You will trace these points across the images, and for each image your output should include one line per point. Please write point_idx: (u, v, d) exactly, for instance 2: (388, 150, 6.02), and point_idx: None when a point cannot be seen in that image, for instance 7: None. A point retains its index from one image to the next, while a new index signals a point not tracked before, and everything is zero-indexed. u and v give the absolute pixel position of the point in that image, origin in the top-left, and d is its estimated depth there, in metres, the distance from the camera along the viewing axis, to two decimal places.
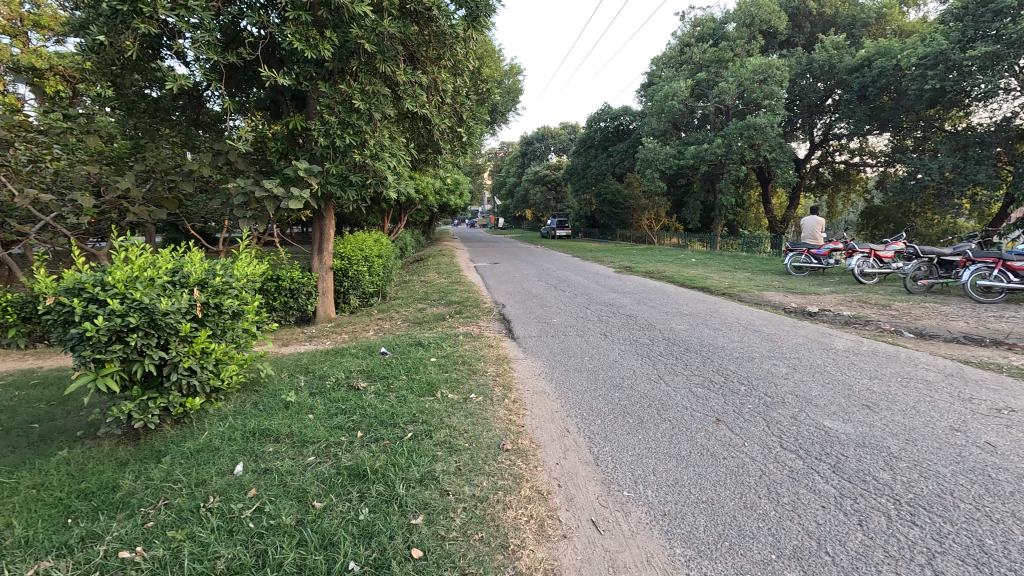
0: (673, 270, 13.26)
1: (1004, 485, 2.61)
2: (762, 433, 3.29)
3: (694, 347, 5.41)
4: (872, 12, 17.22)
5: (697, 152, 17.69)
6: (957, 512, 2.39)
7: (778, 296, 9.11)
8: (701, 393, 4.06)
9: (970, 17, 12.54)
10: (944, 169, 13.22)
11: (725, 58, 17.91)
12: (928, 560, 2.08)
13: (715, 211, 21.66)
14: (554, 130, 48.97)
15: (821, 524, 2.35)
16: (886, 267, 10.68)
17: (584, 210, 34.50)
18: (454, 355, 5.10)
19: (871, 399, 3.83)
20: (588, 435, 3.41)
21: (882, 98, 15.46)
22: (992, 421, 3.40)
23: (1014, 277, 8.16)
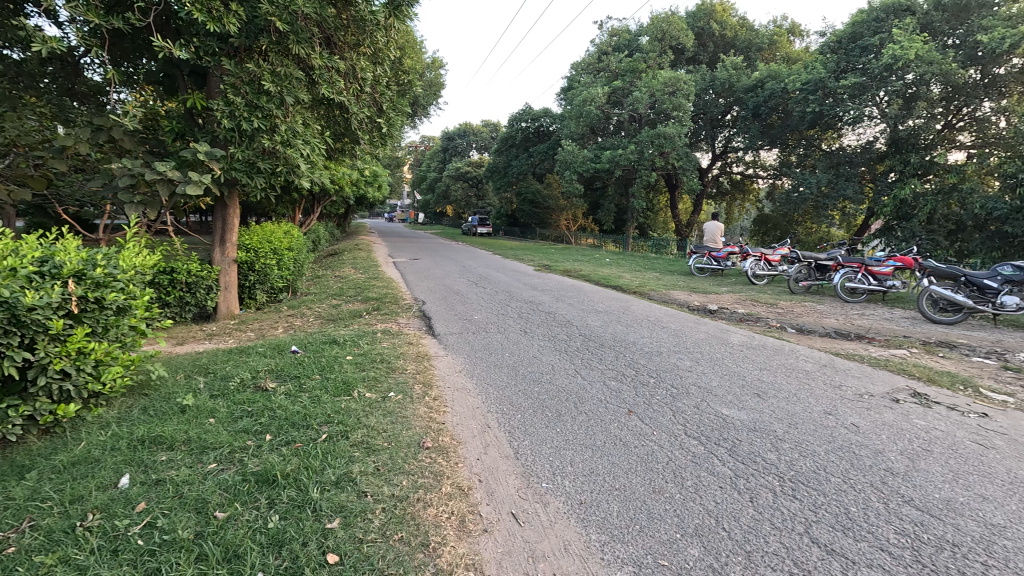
0: (589, 269, 13.80)
1: (865, 459, 3.01)
2: (668, 423, 3.53)
3: (608, 343, 5.67)
4: (765, 38, 19.01)
5: (612, 156, 18.52)
6: (829, 485, 2.72)
7: (682, 295, 9.80)
8: (615, 386, 4.27)
9: (843, 51, 14.51)
10: (820, 184, 14.93)
11: (639, 69, 18.91)
12: (806, 529, 2.35)
13: (628, 214, 22.82)
14: (476, 128, 49.06)
15: (719, 503, 2.57)
16: (774, 269, 11.86)
17: (505, 208, 34.87)
18: (372, 353, 4.94)
19: (761, 388, 4.24)
20: (509, 429, 3.46)
21: (772, 117, 17.14)
22: (857, 405, 3.91)
23: (874, 280, 9.44)
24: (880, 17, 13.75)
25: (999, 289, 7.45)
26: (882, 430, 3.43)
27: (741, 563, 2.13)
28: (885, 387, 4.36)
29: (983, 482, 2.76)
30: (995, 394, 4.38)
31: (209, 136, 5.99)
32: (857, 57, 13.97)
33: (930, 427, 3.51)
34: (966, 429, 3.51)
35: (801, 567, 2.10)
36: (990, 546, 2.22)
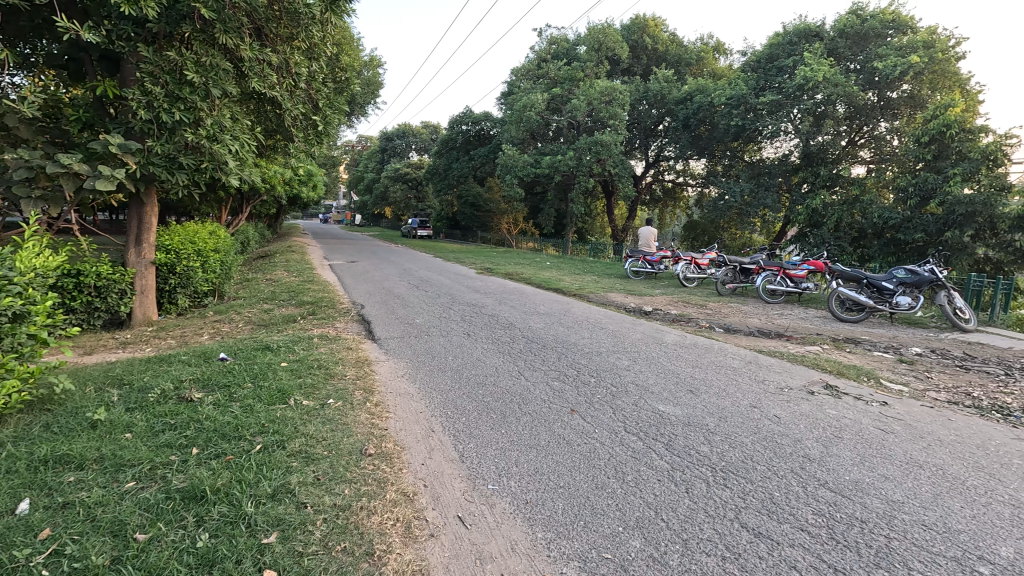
0: (530, 272, 13.98)
1: (786, 447, 3.26)
2: (609, 420, 3.65)
3: (551, 344, 5.77)
4: (693, 54, 20.14)
5: (552, 162, 18.87)
6: (756, 473, 2.92)
7: (620, 297, 10.15)
8: (557, 386, 4.35)
9: (762, 70, 15.63)
10: (744, 193, 15.98)
11: (577, 77, 19.45)
12: (737, 515, 2.50)
13: (567, 218, 23.33)
14: (416, 129, 48.52)
15: (658, 496, 2.68)
16: (703, 272, 12.54)
17: (446, 211, 34.62)
18: (308, 359, 4.73)
19: (694, 384, 4.47)
20: (454, 433, 3.44)
21: (700, 129, 18.16)
22: (779, 398, 4.21)
23: (791, 282, 10.22)
24: (793, 41, 14.98)
25: (895, 290, 8.31)
26: (800, 420, 3.73)
27: (679, 551, 2.24)
28: (802, 381, 4.74)
29: (885, 464, 3.07)
30: (893, 384, 4.89)
31: (122, 127, 5.53)
32: (774, 76, 15.13)
33: (841, 416, 3.85)
34: (870, 416, 3.88)
35: (732, 551, 2.24)
36: (892, 520, 2.46)
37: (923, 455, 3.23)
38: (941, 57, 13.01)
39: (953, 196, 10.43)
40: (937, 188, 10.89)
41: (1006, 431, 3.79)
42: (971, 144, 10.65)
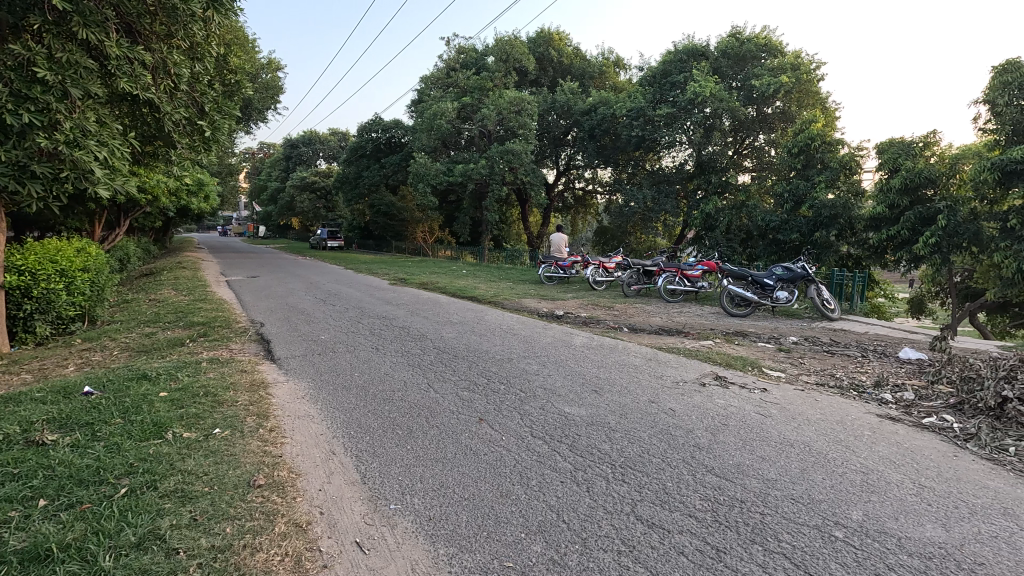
0: (446, 281, 13.85)
1: (678, 438, 3.47)
2: (516, 426, 3.67)
3: (461, 354, 5.73)
4: (597, 67, 21.10)
5: (464, 170, 18.88)
6: (651, 465, 3.08)
7: (533, 303, 10.35)
8: (467, 396, 4.33)
9: (657, 84, 16.72)
10: (646, 199, 16.96)
11: (486, 87, 19.68)
12: (633, 509, 2.61)
13: (482, 226, 23.44)
14: (322, 136, 46.54)
15: (560, 497, 2.74)
16: (611, 275, 13.14)
17: (358, 220, 33.46)
18: (194, 386, 4.30)
19: (598, 384, 4.64)
20: (358, 452, 3.31)
21: (605, 139, 19.06)
22: (674, 391, 4.49)
23: (689, 282, 11.01)
24: (684, 59, 16.22)
25: (774, 286, 9.23)
26: (692, 412, 3.99)
27: (578, 551, 2.29)
28: (695, 374, 5.10)
29: (763, 446, 3.36)
30: (773, 371, 5.41)
31: None
32: (668, 91, 16.24)
33: (727, 404, 4.19)
34: (752, 402, 4.26)
35: (627, 544, 2.33)
36: (767, 497, 2.70)
37: (793, 434, 3.59)
38: (805, 78, 14.72)
39: (820, 200, 11.87)
40: (807, 193, 12.27)
41: (860, 406, 4.35)
42: (831, 155, 12.18)
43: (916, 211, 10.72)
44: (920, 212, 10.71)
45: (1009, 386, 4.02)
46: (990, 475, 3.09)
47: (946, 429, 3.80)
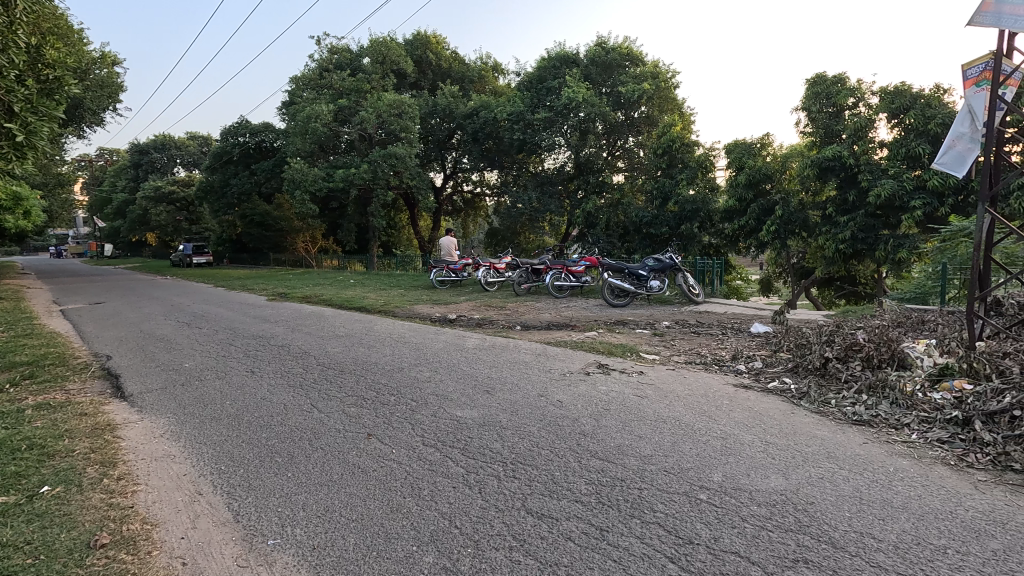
0: (331, 293, 13.12)
1: (566, 428, 3.63)
2: (407, 437, 3.58)
3: (348, 368, 5.45)
4: (475, 72, 21.20)
5: (345, 174, 18.05)
6: (540, 458, 3.18)
7: (425, 309, 10.19)
8: (354, 412, 4.13)
9: (534, 89, 17.33)
10: (532, 200, 17.48)
11: (364, 89, 18.97)
12: (524, 503, 2.68)
13: (369, 233, 22.60)
14: (179, 140, 41.76)
15: (452, 503, 2.72)
16: (502, 276, 13.34)
17: (228, 232, 30.49)
18: (13, 440, 3.59)
19: (489, 385, 4.70)
20: (230, 488, 2.99)
21: (488, 142, 19.30)
22: (561, 383, 4.69)
23: (575, 278, 11.59)
24: (557, 65, 17.06)
25: (648, 276, 10.02)
26: (578, 400, 4.21)
27: (471, 554, 2.29)
28: (580, 364, 5.38)
29: (640, 426, 3.63)
30: (648, 354, 5.89)
31: None
32: (544, 95, 16.90)
33: (609, 390, 4.48)
34: (630, 385, 4.60)
35: (519, 538, 2.38)
36: (645, 473, 2.92)
37: (665, 411, 3.93)
38: (664, 85, 16.08)
39: (683, 196, 13.12)
40: (672, 190, 13.48)
41: (719, 378, 4.92)
42: (689, 155, 13.51)
43: (758, 203, 12.60)
44: (762, 205, 12.62)
45: (830, 347, 4.77)
46: (817, 426, 3.64)
47: (785, 390, 4.43)
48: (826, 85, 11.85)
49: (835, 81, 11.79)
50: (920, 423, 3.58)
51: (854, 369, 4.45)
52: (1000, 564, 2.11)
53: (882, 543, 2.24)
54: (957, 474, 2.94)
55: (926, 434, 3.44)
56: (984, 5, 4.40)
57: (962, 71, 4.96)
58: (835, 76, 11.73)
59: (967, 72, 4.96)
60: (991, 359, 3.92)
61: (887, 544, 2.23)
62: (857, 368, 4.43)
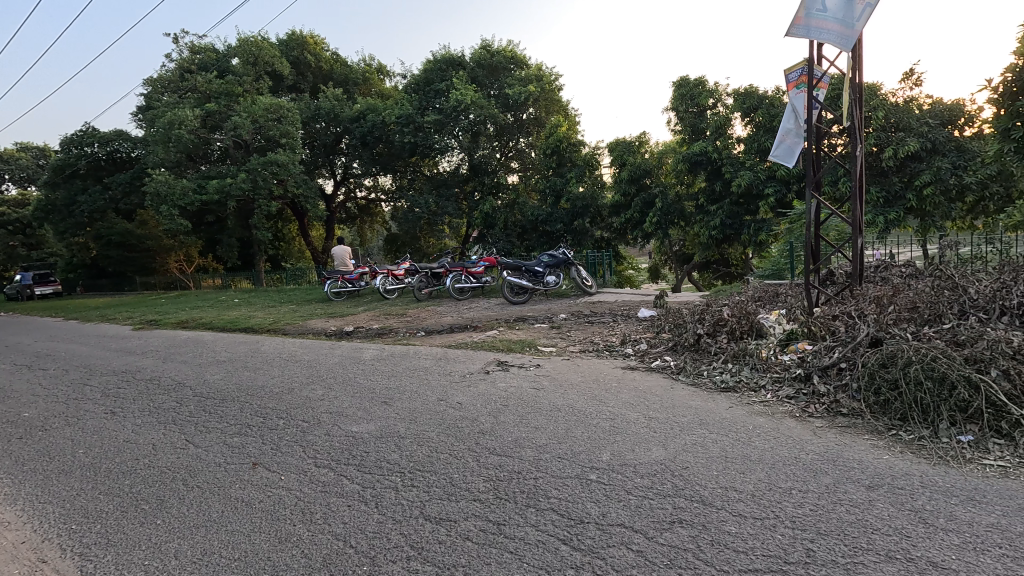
0: (212, 315, 11.99)
1: (465, 429, 3.65)
2: (297, 461, 3.38)
3: (231, 396, 5.00)
4: (359, 74, 20.32)
5: (220, 185, 16.52)
6: (439, 462, 3.16)
7: (320, 323, 9.66)
8: (237, 441, 3.81)
9: (422, 92, 17.09)
10: (429, 204, 16.93)
11: (235, 93, 17.50)
12: (422, 510, 2.65)
13: (254, 247, 20.97)
14: (5, 153, 35.53)
15: (347, 522, 2.61)
16: (401, 283, 13.03)
17: (80, 256, 26.61)
18: None
19: (387, 395, 4.57)
20: (82, 549, 2.60)
21: (379, 146, 18.54)
22: (461, 385, 4.69)
23: (475, 279, 11.66)
24: (443, 68, 17.00)
25: (544, 272, 10.34)
26: (478, 400, 4.24)
27: (367, 571, 2.22)
28: (481, 364, 5.43)
29: (537, 417, 3.75)
30: (545, 347, 6.10)
31: None
32: (433, 98, 16.73)
33: (507, 386, 4.57)
34: (528, 379, 4.74)
35: (416, 547, 2.35)
36: (539, 462, 3.02)
37: (560, 400, 4.11)
38: (549, 88, 16.63)
39: (573, 194, 13.71)
40: (563, 188, 14.01)
41: (610, 362, 5.25)
42: (576, 154, 14.13)
43: (641, 198, 13.77)
44: (643, 199, 13.78)
45: (702, 324, 5.27)
46: (692, 397, 4.02)
47: (666, 367, 4.84)
48: (690, 88, 13.05)
49: (696, 84, 13.02)
50: (773, 383, 4.10)
51: (721, 342, 4.96)
52: (831, 496, 2.48)
53: (742, 494, 2.52)
54: (801, 424, 3.41)
55: (778, 393, 3.95)
56: (796, 19, 5.12)
57: (785, 75, 5.73)
58: (696, 79, 12.96)
59: (788, 77, 5.74)
60: (824, 322, 4.58)
61: (745, 494, 2.52)
62: (724, 341, 4.95)
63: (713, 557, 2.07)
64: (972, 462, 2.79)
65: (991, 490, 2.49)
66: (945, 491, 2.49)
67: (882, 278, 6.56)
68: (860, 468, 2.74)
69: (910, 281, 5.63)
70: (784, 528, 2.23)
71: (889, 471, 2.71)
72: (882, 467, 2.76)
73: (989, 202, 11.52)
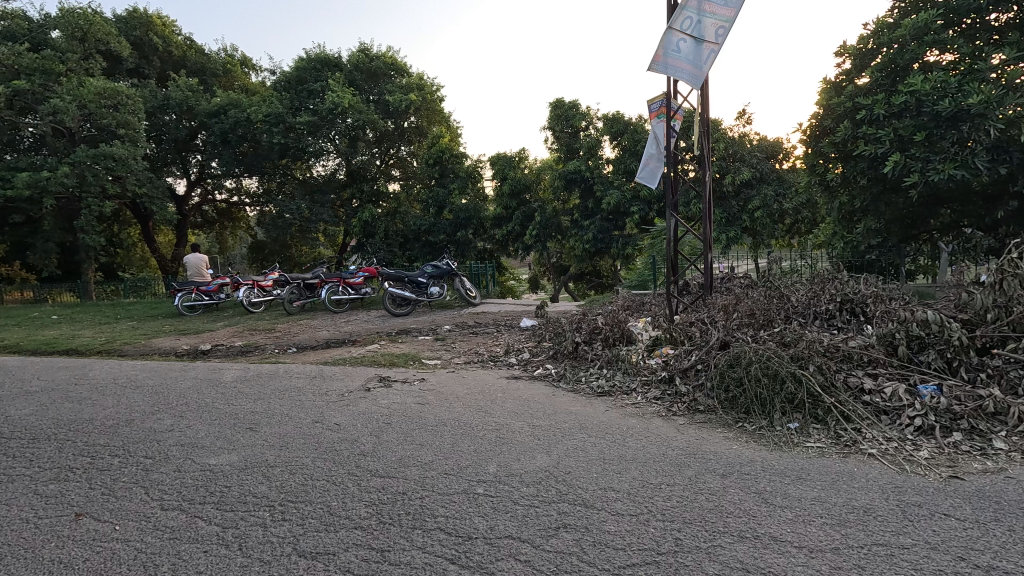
0: (19, 335, 9.84)
1: (343, 452, 3.41)
2: (138, 506, 2.87)
3: (44, 434, 4.11)
4: (218, 65, 18.29)
5: (33, 179, 13.73)
6: (313, 491, 2.91)
7: (168, 342, 8.43)
8: (54, 489, 3.14)
9: (293, 91, 15.98)
10: (301, 210, 15.56)
11: (56, 71, 14.73)
12: (295, 545, 2.41)
13: (80, 254, 17.75)
14: None
15: (205, 570, 2.28)
16: (268, 295, 11.90)
17: None
18: None
19: (253, 421, 4.11)
20: None
21: (243, 146, 16.76)
22: (339, 405, 4.40)
23: (352, 290, 11.10)
24: (318, 68, 16.08)
25: (427, 283, 10.14)
26: (357, 420, 4.00)
27: None
28: (361, 381, 5.13)
29: (421, 433, 3.64)
30: (430, 360, 5.98)
31: None
32: (306, 98, 15.71)
33: (390, 403, 4.38)
34: (412, 395, 4.58)
35: None
36: (425, 481, 2.92)
37: (445, 414, 4.04)
38: (430, 98, 16.53)
39: (456, 205, 13.73)
40: (445, 200, 13.96)
41: (495, 373, 5.30)
42: (459, 166, 14.17)
43: (521, 211, 14.22)
44: (524, 212, 14.27)
45: (579, 332, 5.57)
46: (573, 403, 4.21)
47: (548, 375, 5.03)
48: (565, 109, 13.89)
49: (571, 106, 13.89)
50: (643, 386, 4.47)
51: (596, 349, 5.28)
52: (693, 486, 2.74)
53: (619, 493, 2.68)
54: (667, 422, 3.75)
55: (647, 395, 4.31)
56: (656, 56, 5.67)
57: (648, 105, 6.35)
58: (571, 102, 13.82)
59: (650, 107, 6.37)
60: (683, 328, 5.10)
61: (623, 493, 2.69)
62: (599, 348, 5.28)
63: (595, 558, 2.16)
64: (799, 445, 3.29)
65: (813, 468, 2.95)
66: (780, 473, 2.89)
67: (726, 288, 7.51)
68: (715, 459, 3.08)
69: (748, 291, 6.51)
70: (655, 521, 2.41)
71: (738, 459, 3.08)
72: (732, 456, 3.14)
73: (801, 224, 13.85)
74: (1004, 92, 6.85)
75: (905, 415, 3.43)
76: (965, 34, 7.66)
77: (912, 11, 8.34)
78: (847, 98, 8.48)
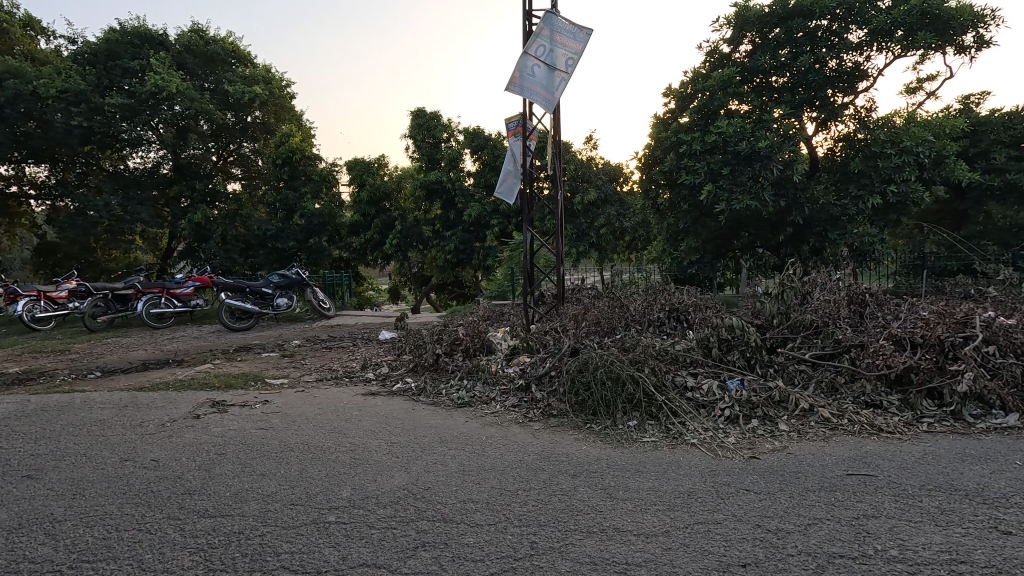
0: None
1: (162, 492, 2.91)
2: None
3: None
4: None
5: None
6: (121, 544, 2.42)
7: None
8: None
9: (101, 66, 13.53)
10: (111, 208, 13.03)
11: None
12: None
13: None
14: None
15: None
16: (60, 309, 9.71)
17: None
18: None
19: (33, 467, 3.29)
20: None
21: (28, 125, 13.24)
22: (158, 437, 3.76)
23: (178, 302, 9.62)
24: (136, 43, 13.77)
25: (273, 294, 9.19)
26: (181, 453, 3.45)
27: None
28: (188, 408, 4.45)
29: (262, 461, 3.28)
30: (276, 380, 5.41)
31: None
32: (119, 77, 13.37)
33: (225, 431, 3.86)
34: (251, 420, 4.09)
35: None
36: (266, 515, 2.63)
37: (292, 437, 3.69)
38: (279, 93, 15.19)
39: (308, 210, 12.76)
40: (296, 203, 12.90)
41: (351, 390, 4.99)
42: (312, 168, 13.23)
43: (380, 219, 13.95)
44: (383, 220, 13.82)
45: (440, 344, 5.52)
46: (434, 416, 4.15)
47: (407, 390, 4.89)
48: (426, 119, 13.91)
49: (432, 117, 13.96)
50: (501, 395, 4.59)
51: (457, 360, 5.30)
52: (547, 489, 2.87)
53: (478, 504, 2.70)
54: (524, 428, 3.90)
55: (505, 403, 4.44)
56: (513, 78, 5.95)
57: (506, 123, 6.61)
58: (431, 113, 13.89)
59: (509, 125, 6.65)
60: (538, 337, 5.37)
61: (481, 503, 2.71)
62: (460, 359, 5.30)
63: (454, 573, 2.14)
64: (636, 440, 3.66)
65: (648, 461, 3.30)
66: (621, 468, 3.17)
67: (577, 298, 8.09)
68: (567, 460, 3.28)
69: (595, 301, 7.10)
70: (513, 528, 2.47)
71: (586, 459, 3.32)
72: (581, 456, 3.37)
73: (637, 241, 15.61)
74: (782, 140, 8.52)
75: (717, 407, 4.01)
76: (757, 90, 9.34)
77: (718, 66, 9.96)
78: (673, 133, 9.76)
